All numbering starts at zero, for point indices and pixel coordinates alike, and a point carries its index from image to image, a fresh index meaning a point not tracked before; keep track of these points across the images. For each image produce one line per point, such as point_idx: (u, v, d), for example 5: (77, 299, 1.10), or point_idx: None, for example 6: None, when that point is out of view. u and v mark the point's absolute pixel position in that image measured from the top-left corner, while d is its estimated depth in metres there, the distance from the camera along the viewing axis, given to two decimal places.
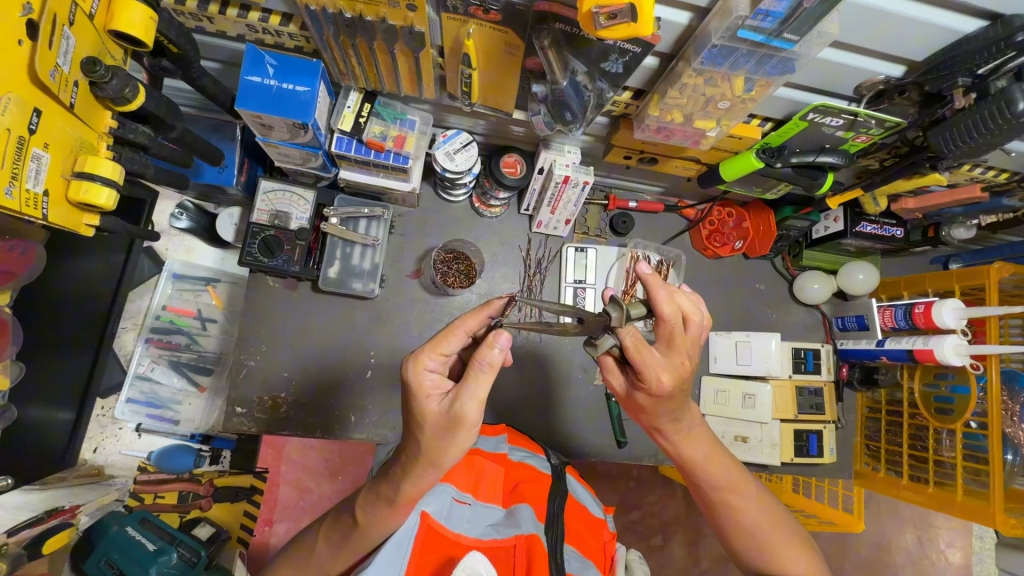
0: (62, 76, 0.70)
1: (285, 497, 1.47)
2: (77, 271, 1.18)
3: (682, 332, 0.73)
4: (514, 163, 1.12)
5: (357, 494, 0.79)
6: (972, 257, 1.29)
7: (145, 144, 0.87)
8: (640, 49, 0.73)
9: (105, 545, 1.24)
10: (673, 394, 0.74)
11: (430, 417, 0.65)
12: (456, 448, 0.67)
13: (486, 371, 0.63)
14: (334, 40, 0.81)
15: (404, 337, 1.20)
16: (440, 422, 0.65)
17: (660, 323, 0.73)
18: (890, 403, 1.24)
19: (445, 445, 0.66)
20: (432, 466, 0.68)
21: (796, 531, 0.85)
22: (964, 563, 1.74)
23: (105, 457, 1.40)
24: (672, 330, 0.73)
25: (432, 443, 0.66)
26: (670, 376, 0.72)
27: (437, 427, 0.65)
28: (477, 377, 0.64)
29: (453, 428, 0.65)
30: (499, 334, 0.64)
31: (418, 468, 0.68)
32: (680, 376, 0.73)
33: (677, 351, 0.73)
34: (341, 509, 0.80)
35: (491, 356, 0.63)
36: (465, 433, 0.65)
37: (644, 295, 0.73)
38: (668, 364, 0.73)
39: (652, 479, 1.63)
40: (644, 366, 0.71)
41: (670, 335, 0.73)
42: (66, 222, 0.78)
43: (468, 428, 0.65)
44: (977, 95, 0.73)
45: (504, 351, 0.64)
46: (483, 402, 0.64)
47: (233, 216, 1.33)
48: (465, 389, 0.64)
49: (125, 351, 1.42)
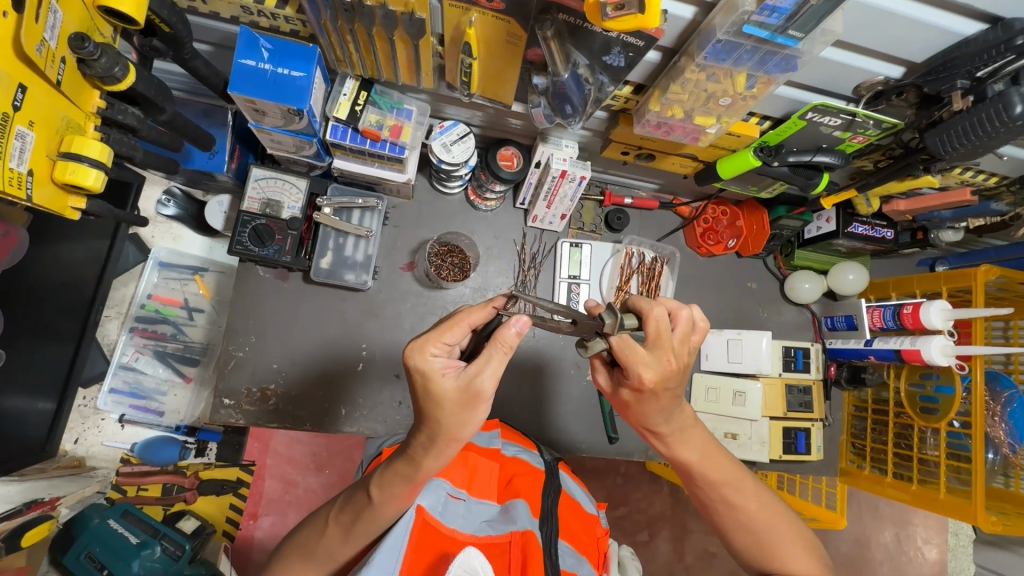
0: (48, 52, 0.68)
1: (271, 490, 1.45)
2: (62, 258, 1.16)
3: (668, 332, 0.71)
4: (511, 156, 1.11)
5: (352, 487, 0.78)
6: (958, 260, 1.31)
7: (135, 126, 0.83)
8: (643, 43, 0.72)
9: (85, 539, 1.20)
10: (655, 389, 0.73)
11: (447, 397, 0.65)
12: (476, 423, 0.67)
13: (503, 352, 0.64)
14: (332, 25, 0.79)
15: (396, 329, 1.19)
16: (458, 399, 0.65)
17: (646, 320, 0.72)
18: (876, 402, 1.26)
19: (465, 421, 0.66)
20: (451, 440, 0.67)
21: (799, 530, 0.83)
22: (939, 559, 1.78)
23: (86, 448, 1.37)
24: (658, 329, 0.71)
25: (452, 420, 0.65)
26: (654, 374, 0.71)
27: (454, 404, 0.65)
28: (496, 356, 0.64)
29: (472, 404, 0.65)
30: (517, 317, 0.65)
31: (441, 444, 0.67)
32: (663, 374, 0.71)
33: (664, 348, 0.71)
34: (335, 500, 0.79)
35: (509, 337, 0.64)
36: (483, 406, 0.65)
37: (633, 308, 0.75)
38: (653, 363, 0.71)
39: (639, 475, 1.64)
40: (628, 361, 0.71)
41: (657, 333, 0.71)
42: (51, 204, 0.75)
43: (487, 401, 0.65)
44: (975, 98, 0.74)
45: (520, 334, 0.65)
46: (500, 379, 0.65)
47: (223, 204, 1.31)
48: (482, 366, 0.64)
49: (108, 341, 1.39)
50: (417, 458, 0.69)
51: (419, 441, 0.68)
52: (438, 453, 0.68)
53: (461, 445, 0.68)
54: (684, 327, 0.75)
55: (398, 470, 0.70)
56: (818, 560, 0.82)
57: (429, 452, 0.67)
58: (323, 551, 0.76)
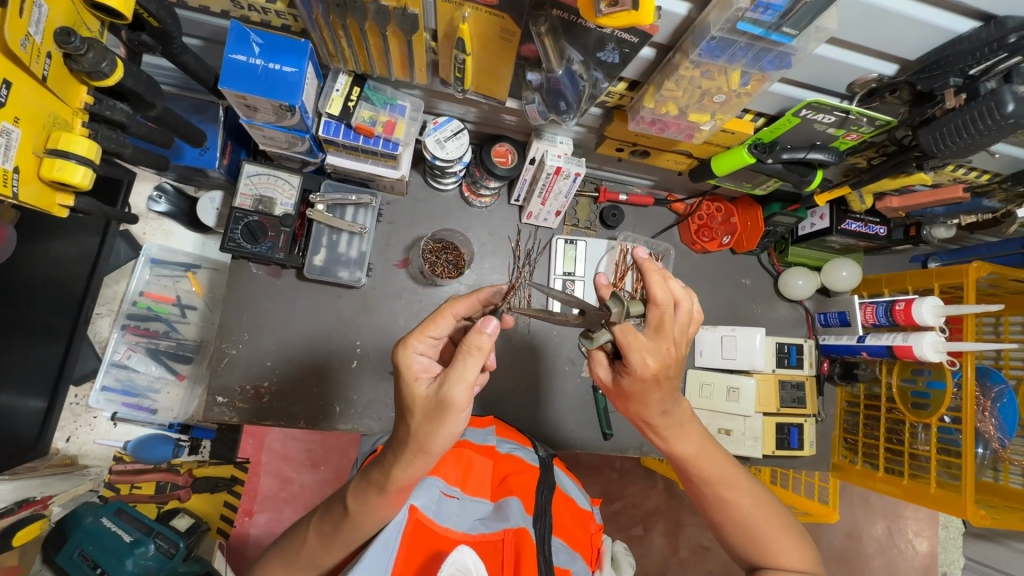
0: (33, 46, 0.67)
1: (266, 487, 1.44)
2: (48, 255, 1.15)
3: (671, 320, 0.72)
4: (506, 152, 1.10)
5: (332, 496, 0.78)
6: (949, 257, 1.35)
7: (124, 122, 0.82)
8: (638, 39, 0.71)
9: (78, 537, 1.20)
10: (657, 378, 0.73)
11: (418, 402, 0.65)
12: (446, 435, 0.65)
13: (473, 355, 0.62)
14: (323, 19, 0.79)
15: (390, 325, 1.19)
16: (427, 407, 0.64)
17: (651, 307, 0.72)
18: (868, 398, 1.27)
19: (432, 431, 0.64)
20: (421, 453, 0.66)
21: (790, 525, 0.84)
22: (930, 552, 1.80)
23: (78, 447, 1.36)
24: (663, 316, 0.72)
25: (421, 430, 0.65)
26: (656, 361, 0.72)
27: (425, 410, 0.64)
28: (466, 363, 0.63)
29: (440, 414, 0.63)
30: (488, 320, 0.64)
31: (410, 453, 0.66)
32: (665, 363, 0.73)
33: (665, 337, 0.72)
34: (318, 510, 0.78)
35: (480, 340, 0.62)
36: (454, 417, 0.64)
37: (642, 282, 0.73)
38: (656, 351, 0.72)
39: (634, 470, 1.64)
40: (629, 347, 0.71)
41: (660, 322, 0.72)
42: (38, 202, 0.74)
43: (456, 412, 0.63)
44: (967, 96, 0.74)
45: (493, 336, 0.63)
46: (470, 386, 0.63)
47: (214, 200, 1.30)
48: (451, 373, 0.63)
49: (100, 338, 1.38)
50: (389, 466, 0.68)
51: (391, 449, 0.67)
52: (409, 463, 0.67)
53: (432, 458, 0.67)
54: (685, 317, 0.75)
55: (374, 479, 0.69)
56: (809, 552, 0.82)
57: (399, 459, 0.67)
58: (314, 551, 0.76)
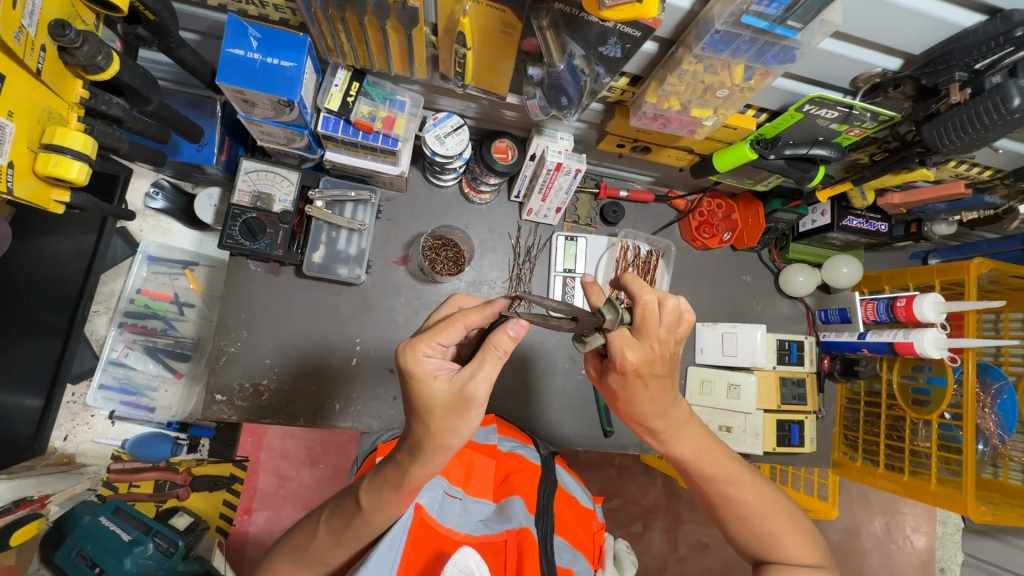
0: (27, 39, 0.66)
1: (265, 485, 1.42)
2: (45, 253, 1.14)
3: (656, 319, 0.71)
4: (506, 148, 1.09)
5: (343, 491, 0.78)
6: (950, 253, 1.34)
7: (121, 117, 0.81)
8: (641, 33, 0.71)
9: (77, 537, 1.20)
10: (640, 372, 0.73)
11: (437, 400, 0.63)
12: (464, 430, 0.66)
13: (498, 356, 0.63)
14: (322, 14, 0.78)
15: (390, 322, 1.18)
16: (448, 404, 0.63)
17: (637, 306, 0.71)
18: (869, 395, 1.27)
19: (453, 427, 0.64)
20: (440, 449, 0.65)
21: (797, 519, 0.83)
22: (927, 548, 1.80)
23: (76, 445, 1.36)
24: (646, 313, 0.70)
25: (441, 426, 0.64)
26: (637, 356, 0.72)
27: (444, 406, 0.63)
28: (490, 360, 0.63)
29: (462, 409, 0.63)
30: (514, 320, 0.63)
31: (428, 451, 0.65)
32: (648, 359, 0.73)
33: (649, 337, 0.71)
34: (323, 507, 0.78)
35: (505, 342, 0.62)
36: (474, 413, 0.64)
37: (624, 288, 0.73)
38: (638, 347, 0.72)
39: (634, 467, 1.64)
40: (613, 344, 0.72)
41: (645, 318, 0.71)
42: (33, 197, 0.73)
43: (478, 406, 0.64)
44: (973, 91, 0.74)
45: (517, 338, 0.63)
46: (493, 384, 0.64)
47: (211, 197, 1.29)
48: (475, 372, 0.63)
49: (97, 336, 1.37)
50: (402, 466, 0.67)
51: (406, 451, 0.67)
52: (429, 462, 0.66)
53: (444, 457, 0.66)
54: (671, 317, 0.72)
55: (387, 476, 0.68)
56: (816, 546, 0.82)
57: (416, 459, 0.66)
58: (313, 553, 0.75)
